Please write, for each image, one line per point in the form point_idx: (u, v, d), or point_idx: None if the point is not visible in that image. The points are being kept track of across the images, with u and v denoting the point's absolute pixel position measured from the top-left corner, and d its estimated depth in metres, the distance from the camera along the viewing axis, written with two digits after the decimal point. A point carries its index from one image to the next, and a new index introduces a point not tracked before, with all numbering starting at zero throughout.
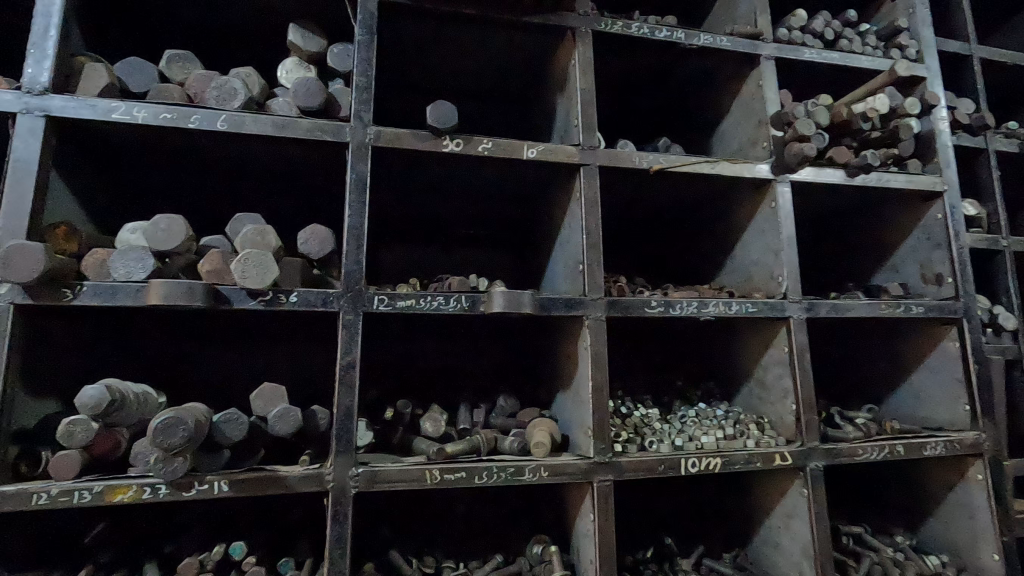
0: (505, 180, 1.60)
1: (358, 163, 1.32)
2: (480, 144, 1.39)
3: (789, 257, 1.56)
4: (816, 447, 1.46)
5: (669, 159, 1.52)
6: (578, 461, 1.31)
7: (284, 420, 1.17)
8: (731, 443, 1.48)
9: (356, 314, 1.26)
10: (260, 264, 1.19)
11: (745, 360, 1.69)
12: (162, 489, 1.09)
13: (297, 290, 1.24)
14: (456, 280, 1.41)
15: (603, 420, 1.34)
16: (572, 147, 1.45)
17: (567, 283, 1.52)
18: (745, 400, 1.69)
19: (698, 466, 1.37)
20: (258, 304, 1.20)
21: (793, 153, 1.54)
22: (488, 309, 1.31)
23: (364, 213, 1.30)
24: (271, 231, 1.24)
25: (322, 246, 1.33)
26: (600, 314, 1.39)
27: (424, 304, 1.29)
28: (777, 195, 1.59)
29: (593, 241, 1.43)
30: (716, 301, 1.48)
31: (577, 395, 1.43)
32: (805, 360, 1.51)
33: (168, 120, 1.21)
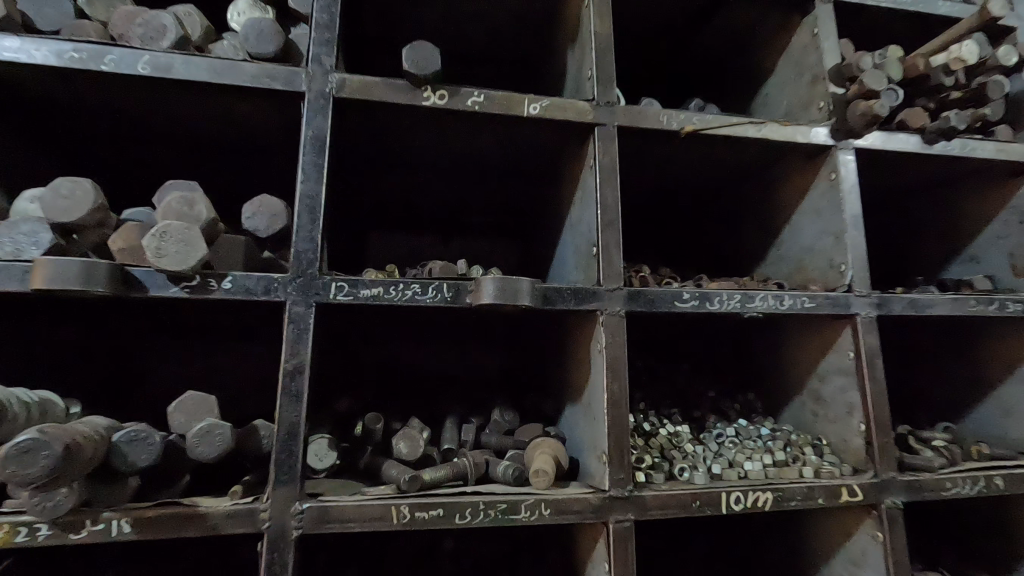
0: (504, 148, 1.33)
1: (316, 117, 1.05)
2: (469, 98, 1.12)
3: (854, 241, 1.26)
4: (892, 480, 1.16)
5: (704, 119, 1.23)
6: (589, 495, 1.03)
7: (209, 440, 0.91)
8: (782, 472, 1.18)
9: (308, 305, 0.99)
10: (182, 240, 0.93)
11: (796, 367, 1.39)
12: (42, 531, 0.84)
13: (231, 273, 0.97)
14: (438, 265, 1.13)
15: (621, 443, 1.06)
16: (584, 103, 1.18)
17: (578, 271, 1.24)
18: (796, 417, 1.39)
19: (743, 503, 1.08)
20: (182, 291, 0.95)
21: (859, 114, 1.24)
22: (475, 301, 1.03)
23: (322, 180, 1.04)
24: (201, 199, 0.98)
25: (271, 221, 1.07)
26: (618, 309, 1.11)
27: (394, 294, 1.02)
28: (838, 165, 1.29)
29: (611, 218, 1.15)
30: (764, 295, 1.19)
31: (589, 410, 1.14)
32: (877, 369, 1.20)
33: (75, 60, 0.96)
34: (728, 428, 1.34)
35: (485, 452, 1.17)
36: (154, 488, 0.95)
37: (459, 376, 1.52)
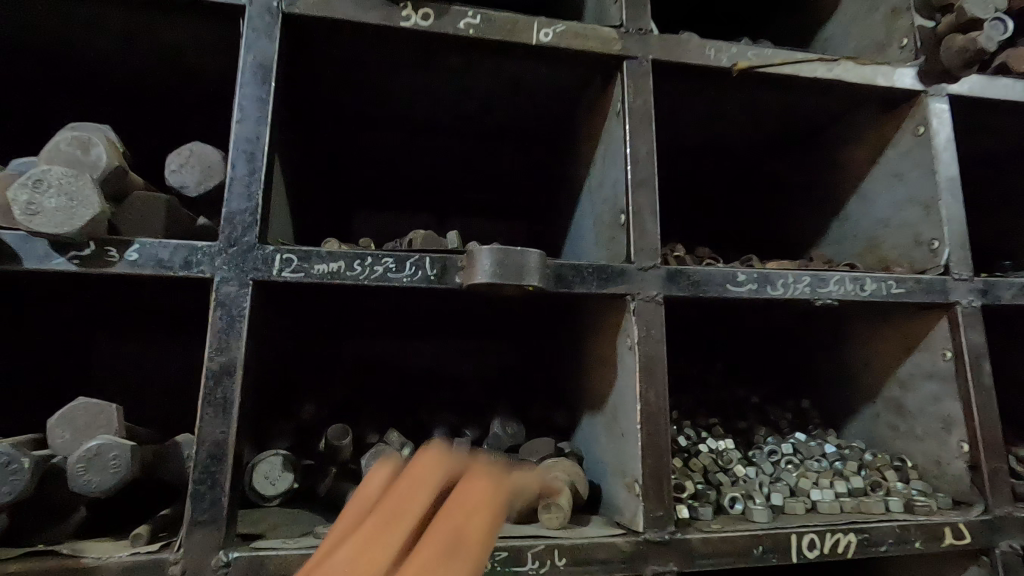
0: (507, 97, 1.07)
1: (259, 39, 0.80)
2: (461, 19, 0.86)
3: (951, 210, 0.99)
4: (1009, 518, 0.89)
5: (761, 55, 0.96)
6: (618, 539, 0.78)
7: (99, 467, 0.66)
8: (862, 505, 0.92)
9: (243, 284, 0.74)
10: (66, 192, 0.67)
11: (867, 370, 1.13)
12: None
13: (139, 239, 0.73)
14: (422, 234, 0.88)
15: (659, 469, 0.80)
16: (609, 30, 0.91)
17: (601, 246, 0.98)
18: (867, 431, 1.12)
19: (818, 548, 0.82)
20: (70, 263, 0.70)
21: (955, 50, 0.97)
22: (467, 280, 0.78)
23: (265, 119, 0.79)
24: (101, 141, 0.73)
25: (202, 175, 0.83)
26: (654, 293, 0.85)
27: (359, 270, 0.77)
28: (928, 115, 1.02)
29: (645, 177, 0.89)
30: (840, 277, 0.92)
31: (616, 423, 0.89)
32: (985, 374, 0.94)
33: None
34: (784, 445, 1.08)
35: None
36: (33, 529, 0.71)
37: (453, 378, 1.27)
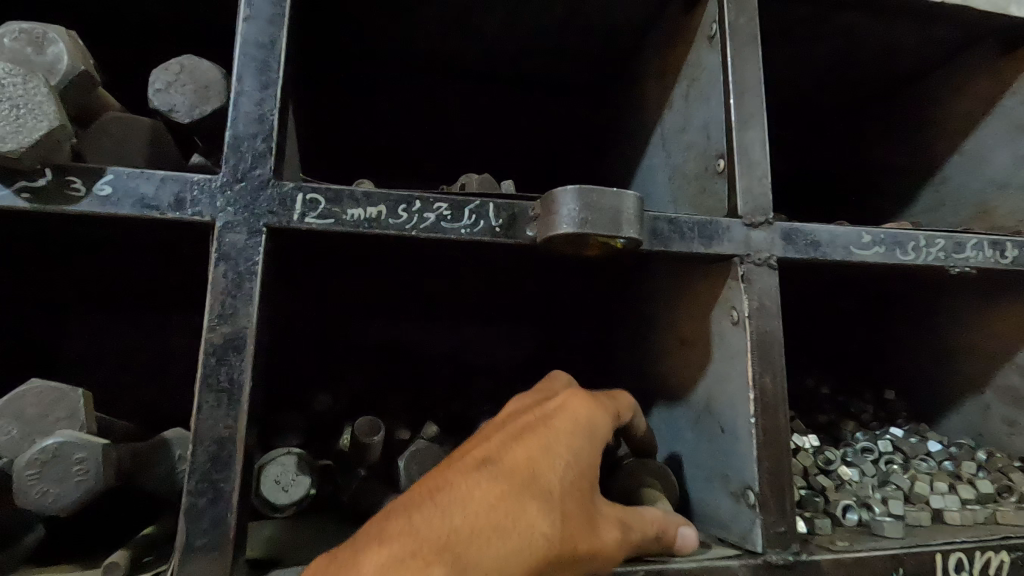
0: (562, 25, 0.89)
1: None
2: None
3: None
4: None
5: None
6: (733, 563, 0.61)
7: (57, 474, 0.48)
8: (1000, 515, 0.77)
9: (253, 231, 0.56)
10: (7, 96, 0.49)
11: (975, 355, 0.97)
12: None
13: (113, 169, 0.54)
14: (476, 178, 0.70)
15: (779, 474, 0.64)
16: None
17: (686, 204, 0.81)
18: (974, 427, 0.97)
19: (969, 570, 0.67)
20: (17, 197, 0.52)
21: None
22: (545, 233, 0.60)
23: (282, 18, 0.60)
24: (62, 38, 0.55)
25: (197, 96, 0.64)
26: (766, 256, 0.68)
27: (407, 218, 0.59)
28: None
29: (752, 113, 0.71)
30: (978, 241, 0.76)
31: (711, 416, 0.72)
32: None
33: None
34: (882, 442, 0.92)
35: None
36: None
37: (485, 362, 1.10)
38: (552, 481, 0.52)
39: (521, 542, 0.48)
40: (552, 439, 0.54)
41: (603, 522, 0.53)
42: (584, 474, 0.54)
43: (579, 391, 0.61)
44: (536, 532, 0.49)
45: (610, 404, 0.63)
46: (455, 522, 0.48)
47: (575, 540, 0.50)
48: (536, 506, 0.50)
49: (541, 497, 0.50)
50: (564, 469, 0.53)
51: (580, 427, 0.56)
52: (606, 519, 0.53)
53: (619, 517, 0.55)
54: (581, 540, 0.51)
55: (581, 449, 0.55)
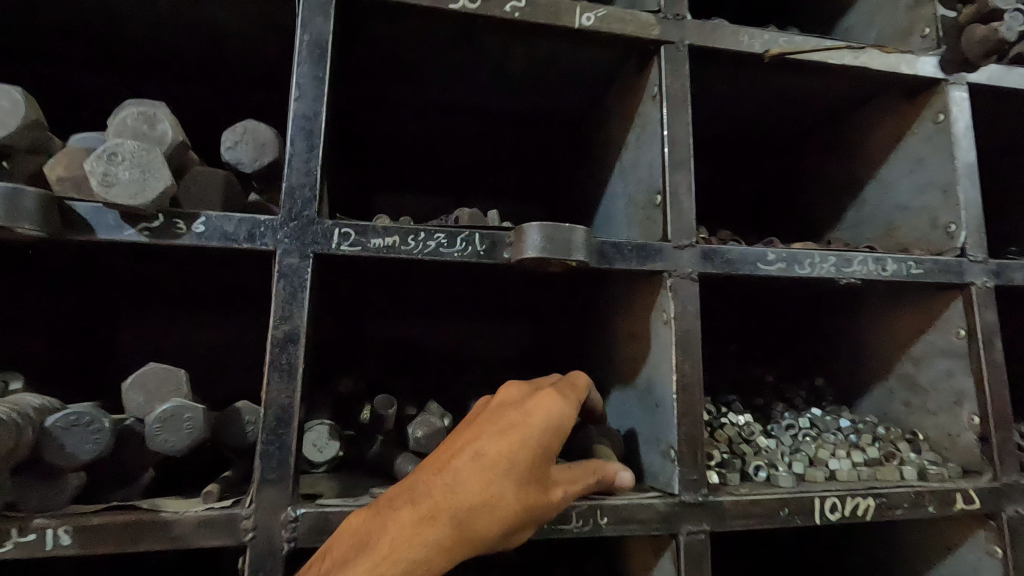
0: (540, 79, 1.10)
1: (314, 16, 0.82)
2: (507, 3, 0.89)
3: (968, 196, 1.03)
4: (1017, 484, 0.95)
5: (793, 41, 1.00)
6: (656, 502, 0.82)
7: (175, 427, 0.70)
8: (879, 473, 0.97)
9: (303, 256, 0.77)
10: (137, 165, 0.70)
11: (883, 349, 1.18)
12: None
13: (205, 213, 0.75)
14: (467, 212, 0.92)
15: (693, 437, 0.85)
16: (648, 16, 0.94)
17: (635, 227, 1.01)
18: (880, 408, 1.17)
19: (841, 511, 0.88)
20: (138, 234, 0.73)
21: (977, 39, 1.03)
22: (516, 256, 0.81)
23: (322, 97, 0.81)
24: (166, 118, 0.76)
25: (257, 152, 0.85)
26: (689, 271, 0.89)
27: (414, 246, 0.80)
28: (948, 103, 1.06)
29: (681, 159, 0.92)
30: (864, 258, 0.97)
31: (649, 395, 0.93)
32: (994, 351, 0.99)
33: None
34: (801, 419, 1.12)
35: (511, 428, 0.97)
36: (106, 486, 0.74)
37: (479, 354, 1.31)
38: (523, 469, 0.68)
39: (499, 515, 0.66)
40: (527, 438, 0.69)
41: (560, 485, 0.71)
42: (547, 458, 0.70)
43: (553, 390, 0.73)
44: (510, 506, 0.67)
45: (574, 394, 0.77)
46: (455, 501, 0.66)
47: (537, 506, 0.69)
48: (512, 488, 0.67)
49: (516, 483, 0.67)
50: (534, 460, 0.69)
51: (551, 424, 0.70)
52: (561, 485, 0.72)
53: (573, 481, 0.73)
54: (542, 505, 0.69)
55: (549, 441, 0.70)
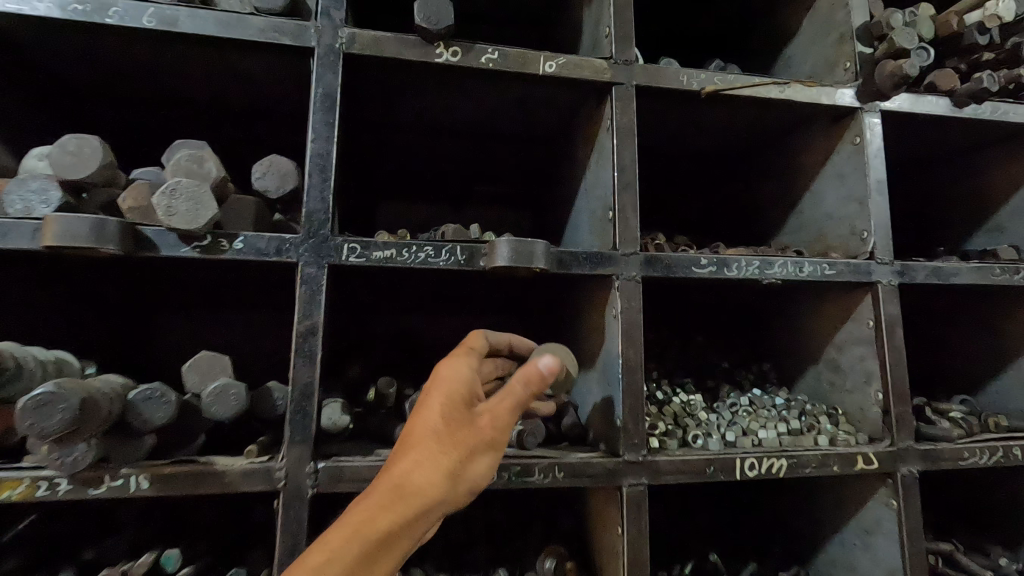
0: (516, 111, 1.29)
1: (326, 72, 1.02)
2: (483, 55, 1.08)
3: (878, 207, 1.22)
4: (911, 448, 1.14)
5: (726, 79, 1.19)
6: (603, 460, 1.02)
7: (223, 399, 0.91)
8: (798, 440, 1.17)
9: (320, 267, 0.98)
10: (192, 198, 0.91)
11: (814, 338, 1.37)
12: (63, 485, 0.85)
13: (243, 233, 0.96)
14: (451, 228, 1.13)
15: (635, 408, 1.05)
16: (601, 61, 1.13)
17: (594, 237, 1.21)
18: (812, 387, 1.37)
19: (758, 469, 1.08)
20: (192, 250, 0.94)
21: (886, 74, 1.19)
22: (489, 264, 1.01)
23: (333, 138, 1.02)
24: (211, 158, 0.97)
25: (282, 182, 1.04)
26: (633, 274, 1.09)
27: (408, 257, 1.01)
28: (863, 127, 1.24)
29: (628, 181, 1.12)
30: (783, 261, 1.16)
31: (603, 375, 1.13)
32: (896, 338, 1.18)
33: (79, 12, 0.93)
34: (742, 397, 1.32)
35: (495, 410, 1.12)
36: (171, 446, 0.95)
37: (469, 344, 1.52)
38: (438, 418, 0.71)
39: (432, 464, 0.68)
40: (430, 395, 0.73)
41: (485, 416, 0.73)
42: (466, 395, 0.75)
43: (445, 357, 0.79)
44: (438, 453, 0.69)
45: (471, 353, 0.82)
46: (391, 473, 0.68)
47: (467, 443, 0.71)
48: (434, 436, 0.70)
49: (435, 434, 0.70)
50: (444, 409, 0.71)
51: (447, 375, 0.75)
52: (483, 415, 0.73)
53: (500, 406, 0.74)
54: (471, 440, 0.71)
55: (451, 385, 0.74)
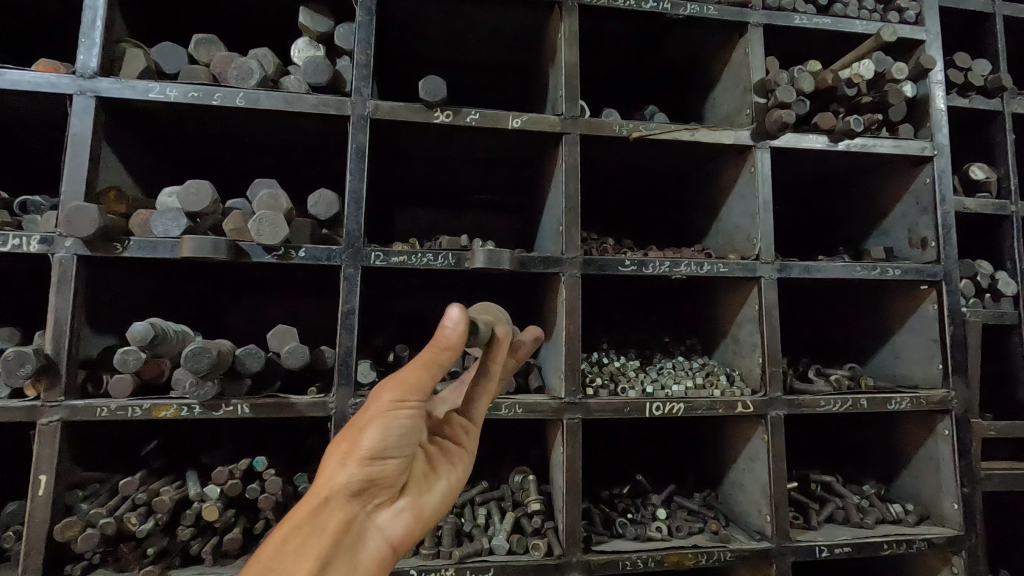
0: (496, 148, 1.73)
1: (359, 133, 1.47)
2: (468, 116, 1.52)
3: (765, 220, 1.63)
4: (779, 398, 1.58)
5: (649, 127, 1.61)
6: (551, 401, 1.49)
7: (295, 355, 1.38)
8: (699, 391, 1.61)
9: (356, 268, 1.44)
10: (272, 223, 1.37)
11: (724, 318, 1.80)
12: (196, 408, 1.33)
13: (305, 246, 1.42)
14: (447, 239, 1.58)
15: (574, 365, 1.50)
16: (555, 117, 1.57)
17: (552, 243, 1.65)
18: (723, 355, 1.80)
19: (662, 409, 1.52)
20: (273, 258, 1.40)
21: (773, 120, 1.58)
22: (471, 266, 1.46)
23: (364, 178, 1.47)
24: (282, 195, 1.43)
25: (328, 209, 1.49)
26: (575, 272, 1.53)
27: (416, 260, 1.46)
28: (755, 160, 1.66)
29: (572, 205, 1.56)
30: (688, 262, 1.59)
31: (555, 343, 1.58)
32: (773, 318, 1.60)
33: (195, 98, 1.40)
34: (666, 362, 1.76)
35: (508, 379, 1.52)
36: (260, 386, 1.43)
37: None
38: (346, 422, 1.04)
39: (336, 455, 0.99)
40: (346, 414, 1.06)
41: (383, 393, 1.00)
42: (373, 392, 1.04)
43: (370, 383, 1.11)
44: (338, 445, 0.99)
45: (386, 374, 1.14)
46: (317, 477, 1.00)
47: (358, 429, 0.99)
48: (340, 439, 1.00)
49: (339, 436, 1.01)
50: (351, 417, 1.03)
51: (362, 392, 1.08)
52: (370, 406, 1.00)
53: (392, 382, 1.00)
54: (359, 427, 0.99)
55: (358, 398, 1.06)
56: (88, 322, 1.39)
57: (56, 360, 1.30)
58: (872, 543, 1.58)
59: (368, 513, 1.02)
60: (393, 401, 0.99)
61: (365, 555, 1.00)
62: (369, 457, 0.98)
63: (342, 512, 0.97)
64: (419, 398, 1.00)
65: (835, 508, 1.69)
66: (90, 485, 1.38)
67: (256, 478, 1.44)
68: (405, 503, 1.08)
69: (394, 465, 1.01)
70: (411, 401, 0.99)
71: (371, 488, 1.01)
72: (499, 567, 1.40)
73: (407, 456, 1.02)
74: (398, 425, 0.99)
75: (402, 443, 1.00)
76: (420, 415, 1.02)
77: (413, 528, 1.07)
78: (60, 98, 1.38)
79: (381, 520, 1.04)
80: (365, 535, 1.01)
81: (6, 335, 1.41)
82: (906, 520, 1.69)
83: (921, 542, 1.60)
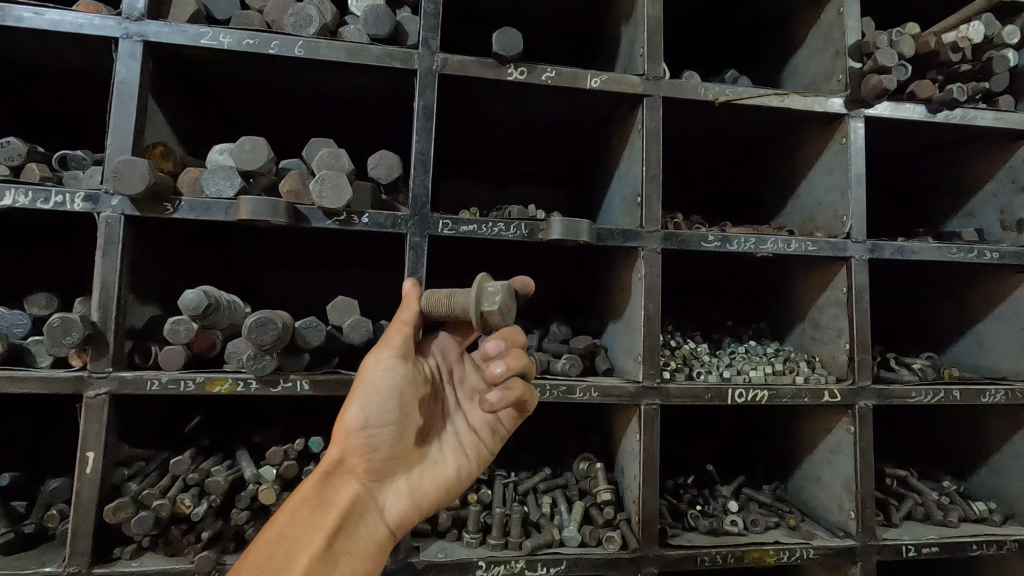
0: (563, 110, 1.60)
1: (426, 89, 1.35)
2: (543, 73, 1.38)
3: (857, 196, 1.50)
4: (868, 387, 1.46)
5: (736, 91, 1.47)
6: (625, 385, 1.38)
7: (358, 329, 1.28)
8: (779, 377, 1.50)
9: (423, 236, 1.33)
10: (336, 185, 1.25)
11: (801, 301, 1.68)
12: (253, 384, 1.23)
13: (368, 212, 1.30)
14: (515, 208, 1.46)
15: (652, 347, 1.39)
16: (635, 77, 1.42)
17: (624, 216, 1.53)
18: (797, 340, 1.69)
19: (745, 397, 1.41)
20: (334, 223, 1.28)
21: (871, 87, 1.45)
22: (546, 237, 1.34)
23: (431, 139, 1.35)
24: (344, 154, 1.31)
25: (389, 172, 1.37)
26: (655, 246, 1.41)
27: (485, 230, 1.34)
28: (848, 130, 1.51)
29: (653, 173, 1.43)
30: (775, 239, 1.46)
31: (628, 322, 1.48)
32: (863, 302, 1.48)
33: (250, 46, 1.26)
34: (739, 346, 1.64)
35: (577, 360, 1.42)
36: (318, 362, 1.32)
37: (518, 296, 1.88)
38: None
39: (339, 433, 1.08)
40: None
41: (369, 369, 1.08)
42: None
43: None
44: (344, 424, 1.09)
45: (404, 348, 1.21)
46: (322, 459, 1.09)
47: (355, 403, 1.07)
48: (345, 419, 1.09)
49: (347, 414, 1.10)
50: None
51: None
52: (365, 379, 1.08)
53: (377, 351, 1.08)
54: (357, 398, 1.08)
55: None
56: (134, 289, 1.28)
57: (103, 328, 1.19)
58: (961, 543, 1.48)
59: (369, 499, 1.06)
60: (377, 374, 1.05)
61: (366, 537, 1.04)
62: (364, 431, 1.05)
63: (347, 487, 1.05)
64: (397, 360, 1.06)
65: (915, 504, 1.60)
66: (136, 463, 1.28)
67: (312, 458, 1.35)
68: (406, 486, 1.09)
69: (381, 437, 1.05)
70: (382, 362, 1.05)
71: (363, 465, 1.06)
72: (572, 561, 1.31)
73: (393, 427, 1.06)
74: (380, 392, 1.04)
75: (385, 415, 1.04)
76: (404, 380, 1.06)
77: (411, 514, 1.09)
78: (104, 43, 1.25)
79: (383, 502, 1.07)
80: (368, 514, 1.05)
81: (45, 301, 1.30)
82: (992, 519, 1.58)
83: (1012, 543, 1.50)
